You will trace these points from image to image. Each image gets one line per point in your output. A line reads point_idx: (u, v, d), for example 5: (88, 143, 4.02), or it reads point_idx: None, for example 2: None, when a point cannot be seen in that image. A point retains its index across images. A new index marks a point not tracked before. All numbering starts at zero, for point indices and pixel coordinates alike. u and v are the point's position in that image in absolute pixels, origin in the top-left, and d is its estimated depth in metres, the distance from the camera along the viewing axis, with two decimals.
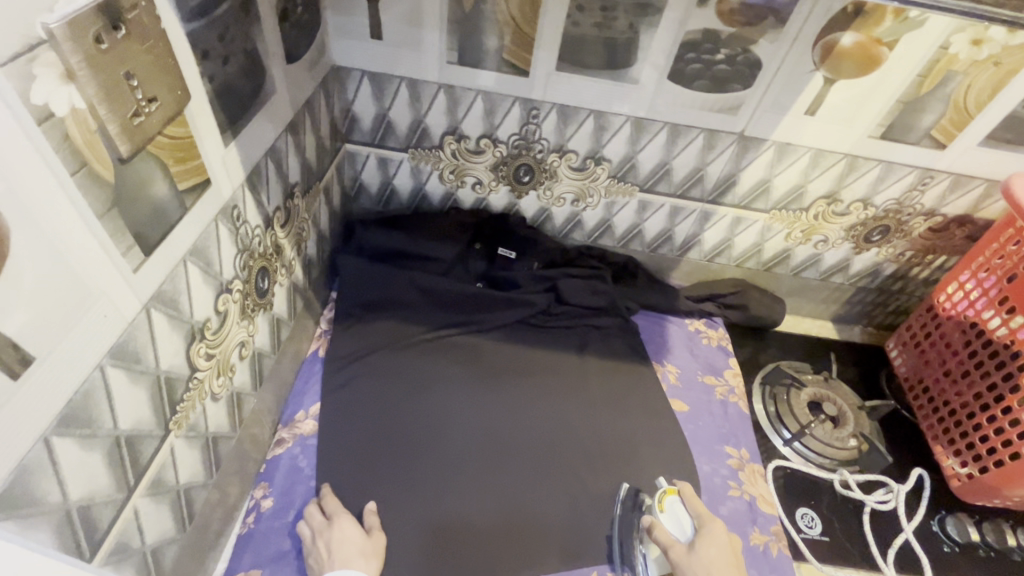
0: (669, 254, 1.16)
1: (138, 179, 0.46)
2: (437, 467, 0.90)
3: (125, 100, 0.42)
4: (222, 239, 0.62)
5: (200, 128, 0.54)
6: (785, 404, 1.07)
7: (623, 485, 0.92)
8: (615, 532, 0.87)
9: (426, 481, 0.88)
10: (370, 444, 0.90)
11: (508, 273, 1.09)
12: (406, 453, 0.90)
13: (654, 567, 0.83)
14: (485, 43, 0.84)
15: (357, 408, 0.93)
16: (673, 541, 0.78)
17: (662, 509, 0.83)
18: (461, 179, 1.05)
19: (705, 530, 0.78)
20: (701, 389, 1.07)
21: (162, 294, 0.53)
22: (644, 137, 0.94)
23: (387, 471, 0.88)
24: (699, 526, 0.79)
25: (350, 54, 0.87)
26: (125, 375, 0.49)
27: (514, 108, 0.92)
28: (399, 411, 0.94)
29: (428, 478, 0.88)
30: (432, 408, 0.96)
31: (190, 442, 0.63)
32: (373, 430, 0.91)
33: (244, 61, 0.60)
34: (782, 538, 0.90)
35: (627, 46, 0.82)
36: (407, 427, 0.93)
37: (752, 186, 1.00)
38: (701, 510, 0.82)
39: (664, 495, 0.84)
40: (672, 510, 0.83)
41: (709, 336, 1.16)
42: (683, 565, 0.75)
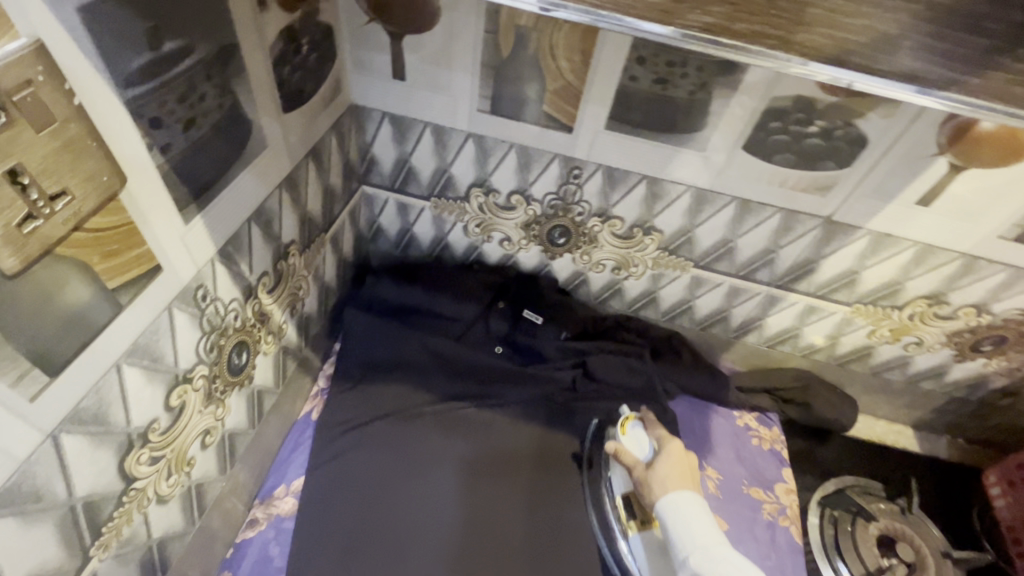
0: (722, 335, 1.00)
1: (40, 290, 0.36)
2: (420, 535, 0.80)
3: (8, 205, 0.32)
4: (179, 328, 0.52)
5: (145, 211, 0.44)
6: (848, 536, 0.89)
7: (591, 421, 0.94)
8: (586, 462, 0.90)
9: (409, 553, 0.78)
10: (342, 513, 0.80)
11: (532, 341, 0.96)
12: (385, 524, 0.80)
13: (618, 483, 0.86)
14: (524, 92, 0.71)
15: (325, 471, 0.83)
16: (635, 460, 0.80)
17: (625, 432, 0.83)
18: (487, 233, 0.93)
19: (665, 450, 0.80)
20: (745, 503, 0.91)
21: (80, 412, 0.43)
22: (706, 210, 0.78)
23: (365, 546, 0.78)
24: (661, 445, 0.82)
25: (370, 93, 0.76)
26: (13, 522, 0.40)
27: (552, 165, 0.79)
28: (373, 466, 0.84)
29: (410, 546, 0.78)
30: (410, 459, 0.86)
31: (124, 558, 0.54)
32: (343, 492, 0.82)
33: (219, 120, 0.50)
34: None
35: (696, 108, 0.67)
36: (384, 487, 0.83)
37: (834, 276, 0.82)
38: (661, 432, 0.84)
39: (625, 421, 0.84)
40: (634, 433, 0.83)
41: (761, 436, 0.98)
42: (646, 485, 0.77)
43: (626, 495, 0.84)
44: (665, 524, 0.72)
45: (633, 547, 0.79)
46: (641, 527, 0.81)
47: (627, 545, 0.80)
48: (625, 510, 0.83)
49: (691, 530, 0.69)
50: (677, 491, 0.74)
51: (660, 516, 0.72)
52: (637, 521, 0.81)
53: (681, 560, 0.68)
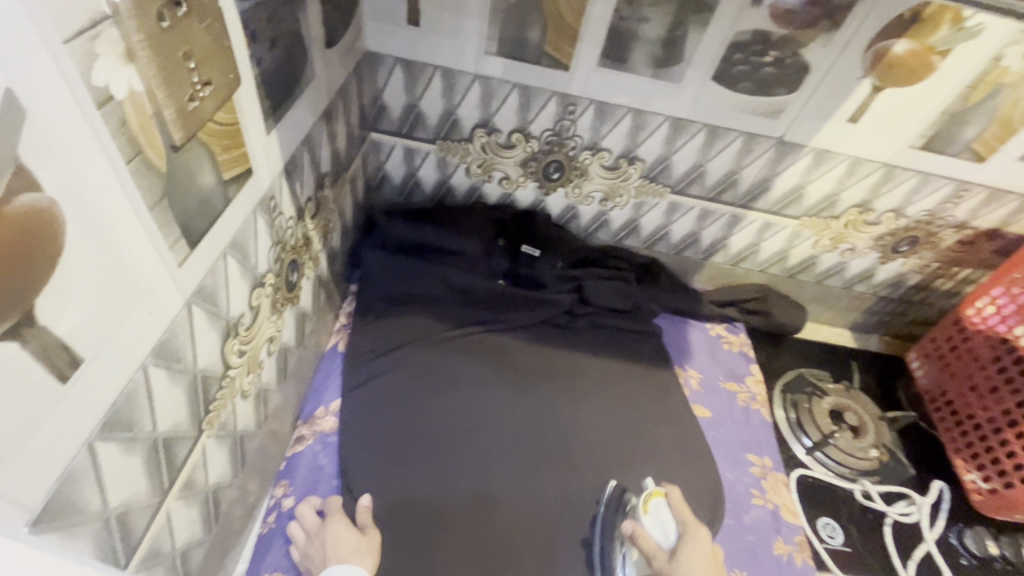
0: (693, 257, 1.15)
1: (189, 167, 0.43)
2: (445, 478, 0.86)
3: (183, 84, 0.39)
4: (260, 231, 0.59)
5: (247, 115, 0.51)
6: (807, 412, 1.06)
7: (607, 484, 0.89)
8: (596, 536, 0.83)
9: (430, 488, 0.84)
10: (394, 448, 0.87)
11: (533, 271, 1.07)
12: (427, 461, 0.87)
13: (631, 567, 0.79)
14: (527, 33, 0.81)
15: (388, 414, 0.90)
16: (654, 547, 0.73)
17: (645, 512, 0.77)
18: (488, 173, 1.02)
19: (689, 538, 0.72)
20: (723, 395, 1.07)
21: (203, 289, 0.50)
22: (682, 137, 0.92)
23: (404, 480, 0.84)
24: (684, 532, 0.74)
25: (384, 39, 0.84)
26: (165, 373, 0.47)
27: (550, 103, 0.89)
28: (431, 413, 0.92)
29: (438, 485, 0.85)
30: (458, 414, 0.93)
31: (220, 440, 0.61)
32: (399, 432, 0.88)
33: (289, 44, 0.57)
34: (805, 548, 0.90)
35: (675, 44, 0.80)
36: (437, 433, 0.90)
37: (786, 192, 0.98)
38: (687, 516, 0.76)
39: (649, 498, 0.79)
40: (656, 513, 0.77)
41: (731, 341, 1.15)
42: None
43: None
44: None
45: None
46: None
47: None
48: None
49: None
50: None
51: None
52: None
53: None
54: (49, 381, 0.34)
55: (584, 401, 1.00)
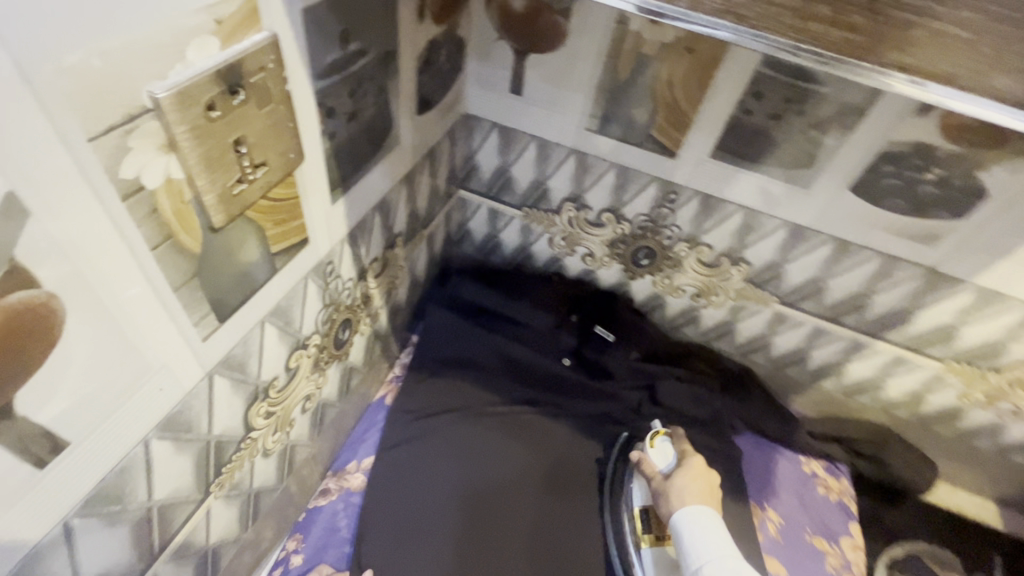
0: (796, 377, 0.98)
1: (229, 246, 0.42)
2: (468, 496, 0.84)
3: (229, 169, 0.37)
4: (309, 296, 0.58)
5: (309, 188, 0.49)
6: None
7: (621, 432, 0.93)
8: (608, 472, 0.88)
9: (453, 502, 0.83)
10: (419, 451, 0.88)
11: (601, 357, 0.98)
12: (450, 462, 0.87)
13: (638, 494, 0.84)
14: (634, 115, 0.74)
15: (416, 407, 0.92)
16: (655, 472, 0.79)
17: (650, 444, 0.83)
18: (571, 247, 0.95)
19: (688, 465, 0.78)
20: (806, 553, 0.88)
21: (231, 359, 0.48)
22: (801, 246, 0.78)
23: (430, 487, 0.84)
24: (683, 459, 0.80)
25: (485, 104, 0.81)
26: (171, 445, 0.45)
27: (649, 188, 0.81)
28: (455, 407, 0.93)
29: (463, 487, 0.85)
30: (481, 409, 0.93)
31: (231, 500, 0.59)
32: (424, 432, 0.89)
33: (373, 115, 0.56)
34: None
35: (806, 145, 0.68)
36: (460, 429, 0.90)
37: (929, 329, 0.80)
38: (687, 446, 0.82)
39: (654, 435, 0.83)
40: (662, 447, 0.82)
41: (828, 485, 0.95)
42: (661, 497, 0.76)
43: (645, 509, 0.82)
44: (678, 535, 0.69)
45: (644, 561, 0.78)
46: (656, 542, 0.79)
47: (639, 559, 0.78)
48: (641, 521, 0.81)
49: (706, 540, 0.67)
50: (694, 505, 0.71)
51: (674, 525, 0.71)
52: (651, 536, 0.80)
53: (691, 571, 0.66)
54: (22, 469, 0.32)
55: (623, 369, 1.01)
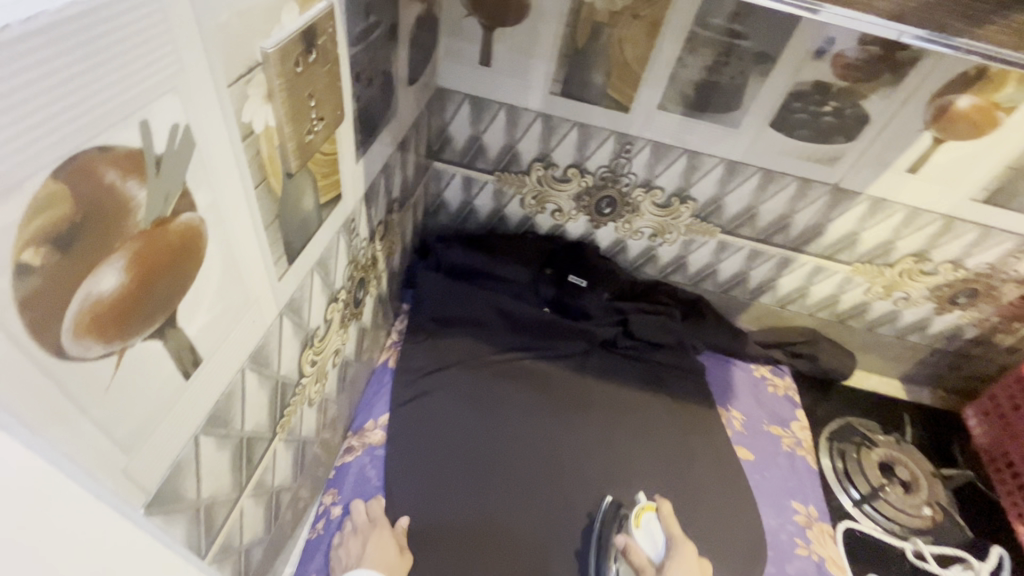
0: (740, 297, 1.15)
1: (296, 193, 0.48)
2: (479, 436, 0.93)
3: (304, 119, 0.44)
4: (340, 250, 0.64)
5: (344, 145, 0.56)
6: (855, 463, 1.04)
7: (605, 498, 0.90)
8: (591, 549, 0.83)
9: (467, 441, 0.92)
10: (447, 497, 0.86)
11: (578, 300, 1.09)
12: (471, 511, 0.85)
13: None
14: (591, 77, 0.85)
15: (454, 452, 0.91)
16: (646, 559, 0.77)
17: (637, 528, 0.81)
18: (542, 205, 1.06)
19: (678, 551, 0.76)
20: (766, 437, 1.05)
21: (293, 301, 0.54)
22: (736, 179, 0.94)
23: (447, 533, 0.82)
24: (672, 548, 0.78)
25: (456, 78, 0.90)
26: (256, 376, 0.50)
27: (607, 141, 0.93)
28: (488, 456, 0.91)
29: (475, 542, 0.82)
30: (510, 460, 0.92)
31: (288, 445, 0.64)
32: (455, 478, 0.88)
33: (381, 82, 0.63)
34: None
35: (734, 91, 0.83)
36: (487, 481, 0.89)
37: (838, 238, 0.99)
38: (675, 531, 0.80)
39: (640, 512, 0.83)
40: (648, 528, 0.81)
41: (776, 384, 1.14)
42: None
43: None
44: None
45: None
46: None
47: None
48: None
49: None
50: None
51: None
52: None
53: None
54: (176, 378, 0.38)
55: (615, 429, 1.00)
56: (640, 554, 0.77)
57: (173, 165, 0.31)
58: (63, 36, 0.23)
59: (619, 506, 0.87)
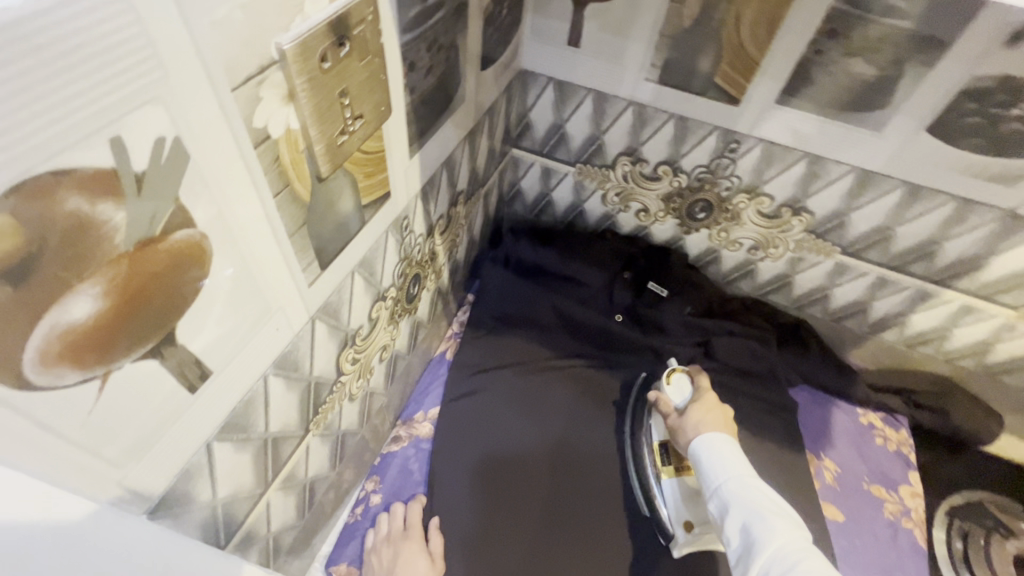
0: (856, 329, 0.96)
1: (330, 197, 0.45)
2: (526, 441, 0.88)
3: (335, 122, 0.40)
4: (389, 250, 0.61)
5: (393, 143, 0.51)
6: (979, 549, 0.87)
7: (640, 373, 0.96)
8: (626, 425, 0.89)
9: (513, 443, 0.87)
10: (488, 467, 0.85)
11: (655, 313, 0.98)
12: (515, 436, 0.88)
13: (656, 430, 0.85)
14: (697, 63, 0.73)
15: (494, 358, 0.96)
16: (671, 407, 0.79)
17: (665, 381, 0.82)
18: (626, 203, 0.96)
19: (702, 398, 0.77)
20: (865, 499, 0.89)
21: (328, 305, 0.52)
22: (868, 193, 0.76)
23: (493, 480, 0.84)
24: (698, 394, 0.78)
25: (541, 59, 0.81)
26: (282, 382, 0.49)
27: (709, 138, 0.80)
28: (525, 357, 0.97)
29: (520, 487, 0.83)
30: (549, 361, 0.97)
31: (324, 439, 0.64)
32: (501, 388, 0.93)
33: (444, 70, 0.58)
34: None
35: (881, 85, 0.66)
36: (530, 389, 0.93)
37: (1004, 275, 0.78)
38: (704, 382, 0.80)
39: (671, 371, 0.83)
40: (678, 384, 0.82)
41: (887, 436, 0.95)
42: (677, 430, 0.76)
43: (663, 443, 0.83)
44: (699, 459, 0.68)
45: (665, 490, 0.80)
46: (676, 473, 0.80)
47: (660, 489, 0.80)
48: (660, 455, 0.82)
49: (727, 460, 0.64)
50: (710, 431, 0.69)
51: (694, 452, 0.69)
52: (672, 467, 0.80)
53: (713, 492, 0.63)
54: (180, 392, 0.36)
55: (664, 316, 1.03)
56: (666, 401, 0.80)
57: (158, 182, 0.28)
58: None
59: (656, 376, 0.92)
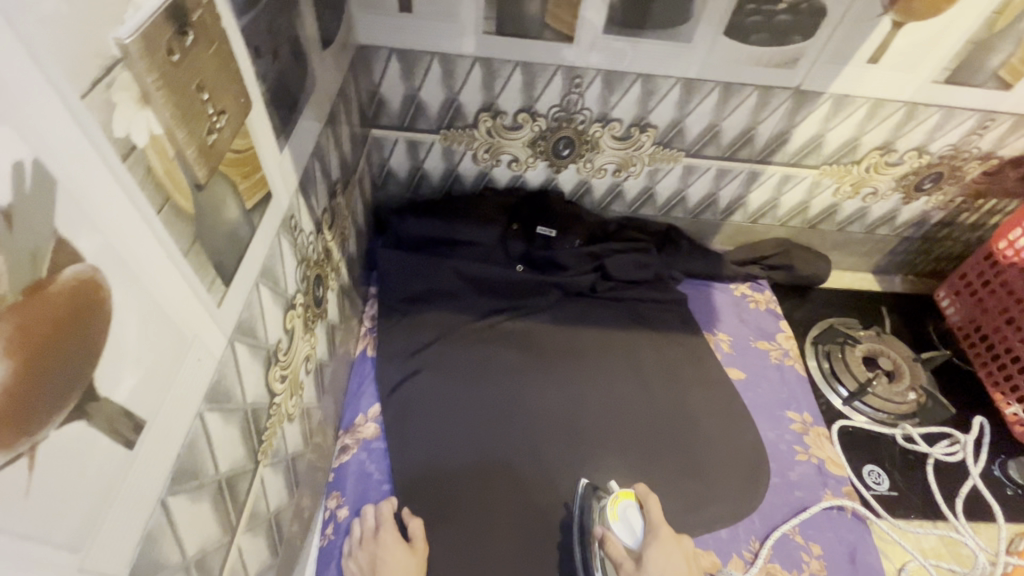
0: (712, 219, 1.12)
1: (215, 204, 0.41)
2: (475, 410, 0.91)
3: (200, 117, 0.37)
4: (286, 254, 0.58)
5: (261, 137, 0.48)
6: (840, 361, 1.06)
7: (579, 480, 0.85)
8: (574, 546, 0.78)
9: (463, 414, 0.90)
10: (444, 445, 0.87)
11: (551, 252, 1.04)
12: (464, 407, 0.91)
13: (610, 575, 0.75)
14: (527, 8, 0.77)
15: (420, 444, 0.86)
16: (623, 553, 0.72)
17: (612, 517, 0.76)
18: (496, 158, 0.99)
19: (658, 538, 0.71)
20: (754, 354, 1.06)
21: (242, 323, 0.48)
22: (694, 98, 0.88)
23: (451, 456, 0.86)
24: (651, 534, 0.73)
25: (377, 32, 0.80)
26: (219, 414, 0.45)
27: (555, 78, 0.86)
28: (453, 433, 0.88)
29: (477, 455, 0.86)
30: (479, 491, 0.83)
31: (276, 467, 0.60)
32: (438, 471, 0.84)
33: (288, 52, 0.55)
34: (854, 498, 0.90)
35: (681, 2, 0.76)
36: (467, 465, 0.85)
37: (804, 142, 0.95)
38: (653, 517, 0.74)
39: (616, 502, 0.77)
40: (626, 518, 0.76)
41: (757, 300, 1.14)
42: None
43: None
44: None
45: None
46: None
47: None
48: None
49: None
50: None
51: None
52: None
53: None
54: (118, 450, 0.33)
55: (585, 408, 0.94)
56: (616, 545, 0.73)
57: (31, 215, 0.25)
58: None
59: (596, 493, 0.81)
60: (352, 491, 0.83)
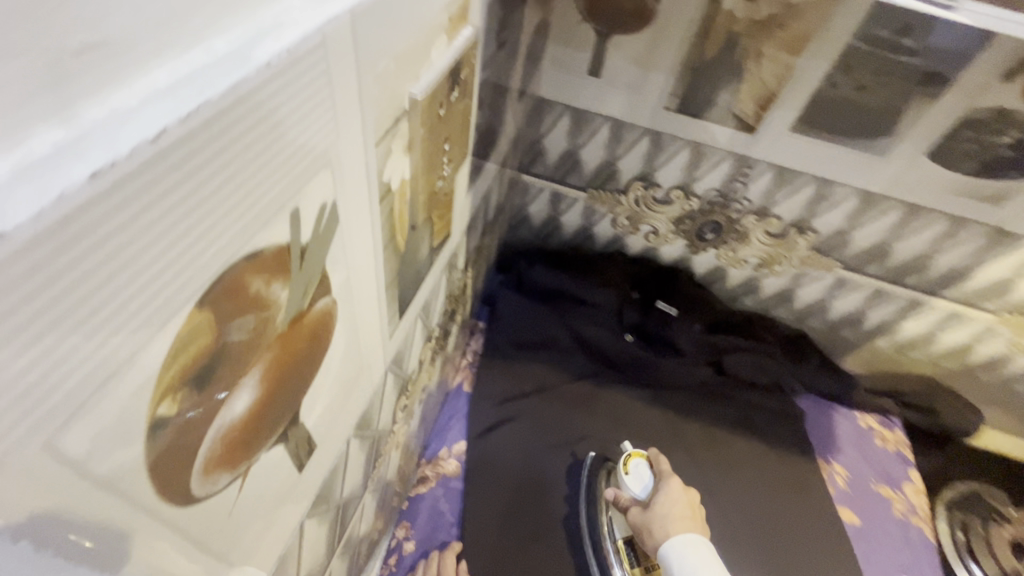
0: (851, 337, 1.02)
1: (416, 244, 0.42)
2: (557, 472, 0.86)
3: (435, 168, 0.38)
4: (441, 289, 0.59)
5: (460, 182, 0.50)
6: (981, 538, 0.93)
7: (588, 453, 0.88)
8: (584, 510, 0.80)
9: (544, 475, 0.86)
10: (520, 502, 0.83)
11: (666, 331, 1.00)
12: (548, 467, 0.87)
13: (619, 525, 0.78)
14: (717, 94, 0.75)
15: (496, 495, 0.83)
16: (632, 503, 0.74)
17: (625, 470, 0.78)
18: (636, 226, 0.97)
19: (667, 488, 0.73)
20: (875, 499, 0.94)
21: (397, 356, 0.49)
22: (870, 213, 0.82)
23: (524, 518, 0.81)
24: (662, 482, 0.75)
25: (559, 88, 0.81)
26: (357, 444, 0.45)
27: (723, 163, 0.83)
28: (532, 493, 0.84)
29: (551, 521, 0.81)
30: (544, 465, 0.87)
31: (374, 493, 0.60)
32: (507, 527, 0.80)
33: (496, 103, 0.57)
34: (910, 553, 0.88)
35: (889, 116, 0.70)
36: (539, 528, 0.80)
37: (989, 284, 0.85)
38: (663, 466, 0.77)
39: (628, 457, 0.79)
40: (636, 472, 0.77)
41: (884, 437, 1.01)
42: (645, 531, 0.70)
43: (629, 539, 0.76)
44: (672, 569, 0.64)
45: None
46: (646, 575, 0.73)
47: None
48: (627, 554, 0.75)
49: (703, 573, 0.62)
50: (682, 531, 0.66)
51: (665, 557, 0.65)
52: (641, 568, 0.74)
53: None
54: (292, 473, 0.32)
55: (629, 432, 0.93)
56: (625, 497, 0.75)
57: (316, 252, 0.25)
58: (202, 141, 0.17)
59: (607, 465, 0.85)
60: (420, 526, 0.82)
